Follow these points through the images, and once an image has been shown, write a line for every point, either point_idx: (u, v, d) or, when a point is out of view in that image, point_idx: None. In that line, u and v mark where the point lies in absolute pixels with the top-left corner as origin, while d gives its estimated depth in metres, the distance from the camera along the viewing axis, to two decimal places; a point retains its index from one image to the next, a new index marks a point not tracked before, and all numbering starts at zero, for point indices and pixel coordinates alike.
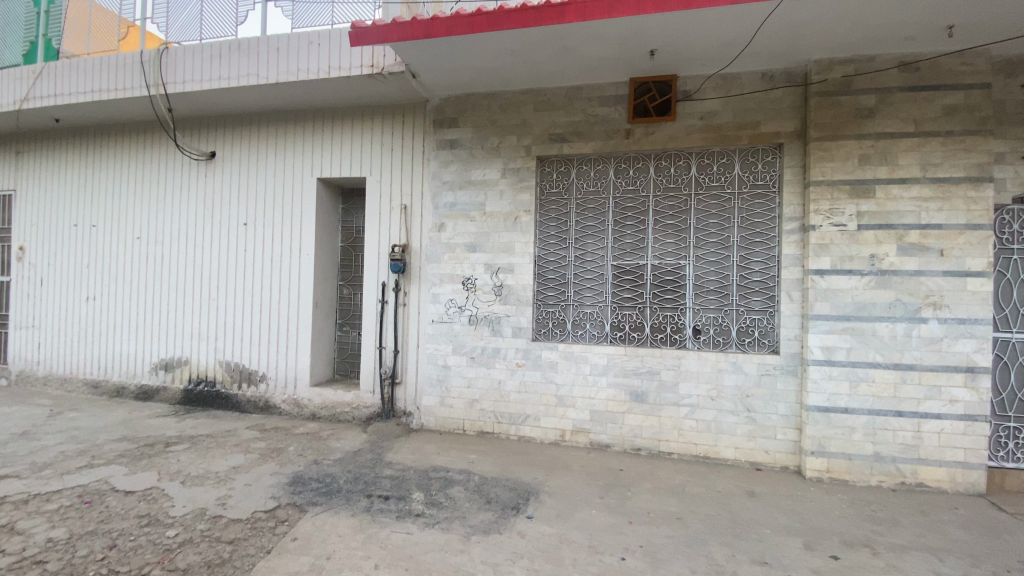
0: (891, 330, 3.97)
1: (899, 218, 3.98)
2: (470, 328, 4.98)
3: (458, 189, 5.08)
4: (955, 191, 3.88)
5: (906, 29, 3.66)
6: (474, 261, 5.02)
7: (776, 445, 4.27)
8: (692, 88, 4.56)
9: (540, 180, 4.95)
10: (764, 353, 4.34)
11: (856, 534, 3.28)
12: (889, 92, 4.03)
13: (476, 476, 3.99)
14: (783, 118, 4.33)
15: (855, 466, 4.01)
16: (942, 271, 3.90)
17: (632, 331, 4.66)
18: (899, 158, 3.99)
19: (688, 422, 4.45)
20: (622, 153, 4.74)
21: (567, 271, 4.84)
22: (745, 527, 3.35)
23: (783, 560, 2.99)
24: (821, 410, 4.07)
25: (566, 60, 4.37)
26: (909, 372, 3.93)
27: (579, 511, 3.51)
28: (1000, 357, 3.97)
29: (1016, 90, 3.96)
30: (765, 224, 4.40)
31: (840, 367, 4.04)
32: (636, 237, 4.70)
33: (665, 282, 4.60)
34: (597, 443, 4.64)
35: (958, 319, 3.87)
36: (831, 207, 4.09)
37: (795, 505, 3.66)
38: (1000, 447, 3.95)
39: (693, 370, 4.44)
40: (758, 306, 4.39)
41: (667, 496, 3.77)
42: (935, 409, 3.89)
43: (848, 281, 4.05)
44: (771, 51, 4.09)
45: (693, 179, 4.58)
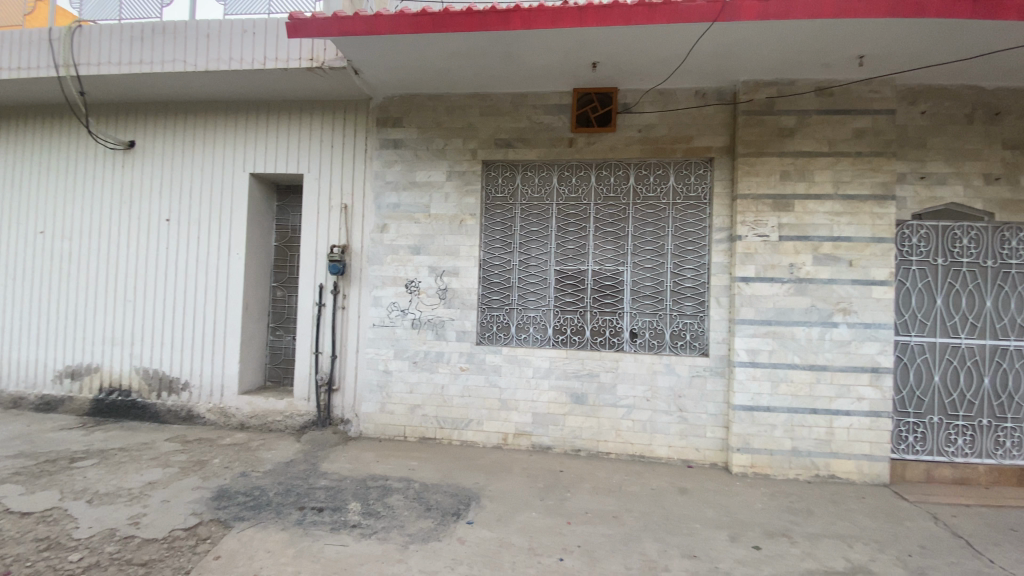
0: (807, 333, 4.29)
1: (814, 230, 4.31)
2: (412, 332, 4.90)
3: (401, 190, 4.99)
4: (862, 207, 4.26)
5: (821, 57, 3.98)
6: (418, 264, 4.94)
7: (706, 443, 4.50)
8: (632, 101, 4.73)
9: (485, 184, 4.95)
10: (694, 355, 4.56)
11: (777, 525, 3.51)
12: (807, 114, 4.36)
13: (417, 483, 3.92)
14: (714, 134, 4.58)
15: (776, 460, 4.29)
16: (850, 280, 4.26)
17: (574, 334, 4.75)
18: (815, 175, 4.32)
19: (625, 422, 4.59)
20: (565, 160, 4.83)
21: (511, 275, 4.87)
22: (677, 523, 3.50)
23: (711, 553, 3.14)
24: (745, 409, 4.33)
25: (511, 67, 4.42)
26: (822, 372, 4.26)
27: (520, 514, 3.53)
28: (900, 358, 4.38)
29: (915, 117, 4.40)
30: (697, 234, 4.63)
31: (763, 368, 4.32)
32: (577, 243, 4.81)
33: (604, 287, 4.74)
34: (539, 446, 4.69)
35: (864, 324, 4.24)
36: (756, 218, 4.36)
37: (723, 500, 3.87)
38: (901, 440, 4.35)
39: (630, 373, 4.59)
40: (690, 311, 4.61)
41: (605, 495, 3.87)
42: (845, 406, 4.23)
43: (770, 288, 4.34)
44: (703, 70, 4.32)
45: (632, 189, 4.75)
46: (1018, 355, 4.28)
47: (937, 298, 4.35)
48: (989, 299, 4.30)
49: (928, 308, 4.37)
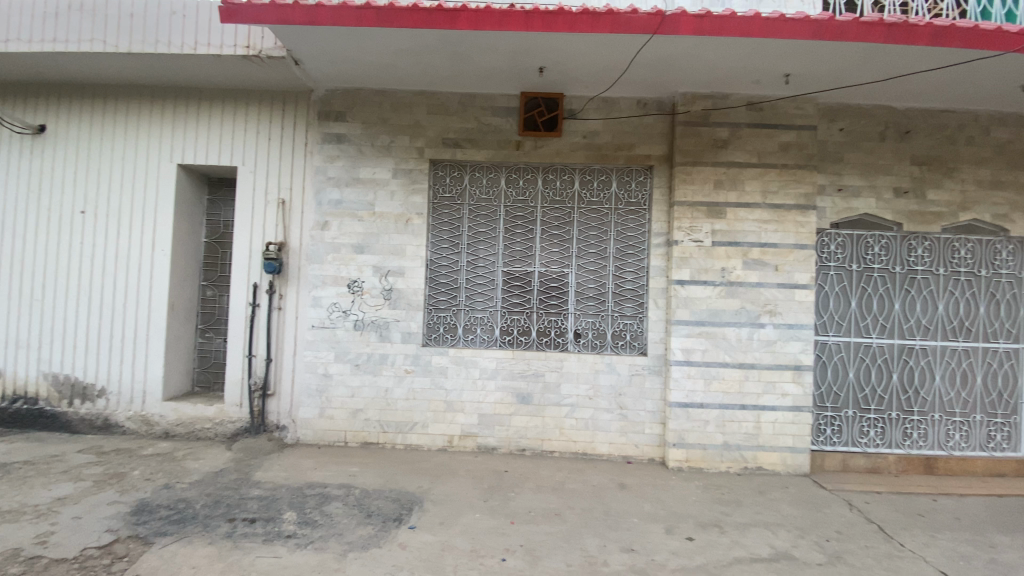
0: (737, 333, 4.54)
1: (744, 237, 4.57)
2: (354, 334, 4.77)
3: (344, 186, 4.84)
4: (787, 216, 4.56)
5: (752, 74, 4.23)
6: (361, 263, 4.81)
7: (645, 439, 4.66)
8: (577, 106, 4.83)
9: (431, 183, 4.89)
10: (634, 354, 4.72)
11: (709, 516, 3.69)
12: (739, 127, 4.61)
13: (357, 490, 3.82)
14: (654, 143, 4.77)
15: (709, 454, 4.51)
16: (776, 284, 4.55)
17: (520, 335, 4.79)
18: (746, 185, 4.58)
19: (569, 421, 4.68)
20: (512, 162, 4.86)
21: (459, 276, 4.84)
22: (617, 518, 3.60)
23: (648, 546, 3.26)
24: (681, 406, 4.52)
25: (459, 66, 4.39)
26: (751, 370, 4.52)
27: (463, 516, 3.52)
28: (819, 356, 4.73)
29: (834, 134, 4.76)
30: (637, 238, 4.79)
31: (697, 366, 4.53)
32: (524, 244, 4.85)
33: (550, 289, 4.80)
34: (484, 447, 4.70)
35: (787, 324, 4.54)
36: (691, 224, 4.58)
37: (659, 494, 4.02)
38: (821, 432, 4.70)
39: (574, 372, 4.68)
40: (630, 312, 4.76)
41: (548, 494, 3.93)
42: (771, 402, 4.51)
43: (704, 291, 4.56)
44: (645, 80, 4.47)
45: (577, 193, 4.85)
46: (920, 353, 4.71)
47: (852, 301, 4.72)
48: (897, 302, 4.71)
49: (844, 310, 4.73)
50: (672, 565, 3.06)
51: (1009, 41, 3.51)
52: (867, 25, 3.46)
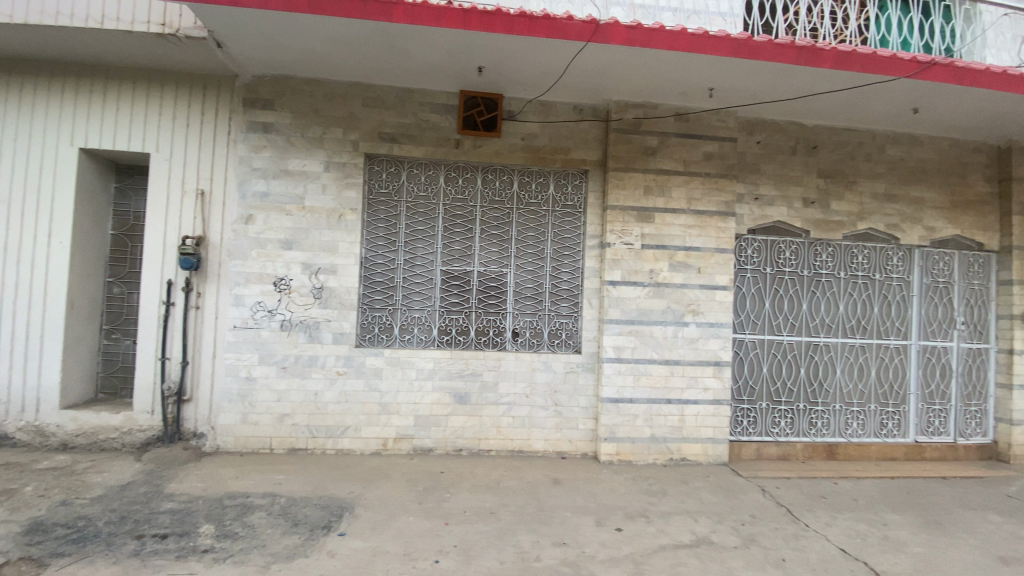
0: (664, 332, 4.77)
1: (671, 240, 4.81)
2: (282, 335, 4.56)
3: (271, 179, 4.60)
4: (710, 222, 4.86)
5: (680, 86, 4.45)
6: (289, 260, 4.60)
7: (578, 434, 4.80)
8: (516, 108, 4.87)
9: (367, 179, 4.76)
10: (569, 352, 4.84)
11: (636, 507, 3.86)
12: (668, 136, 4.84)
13: (283, 498, 3.66)
14: (588, 148, 4.91)
15: (637, 447, 4.71)
16: (699, 285, 4.83)
17: (459, 334, 4.77)
18: (673, 191, 4.82)
19: (505, 420, 4.73)
20: (450, 161, 4.82)
21: (395, 275, 4.74)
22: (549, 513, 3.68)
23: (578, 538, 3.36)
24: (612, 401, 4.69)
25: (395, 60, 4.29)
26: (676, 366, 4.77)
27: (395, 520, 3.46)
28: (737, 353, 5.07)
29: (753, 146, 5.10)
30: (573, 239, 4.91)
31: (627, 363, 4.72)
32: (463, 243, 4.83)
33: (488, 288, 4.82)
34: (419, 448, 4.65)
35: (709, 323, 4.84)
36: (623, 227, 4.76)
37: (590, 487, 4.16)
38: (738, 424, 5.05)
39: (511, 371, 4.73)
40: (566, 311, 4.87)
41: (483, 492, 3.95)
42: (694, 396, 4.79)
43: (634, 291, 4.75)
44: (581, 86, 4.59)
45: (515, 193, 4.89)
46: (824, 349, 5.16)
47: (766, 301, 5.10)
48: (805, 303, 5.14)
49: (759, 310, 5.10)
50: (601, 555, 3.17)
51: (899, 69, 3.91)
52: (780, 46, 3.74)
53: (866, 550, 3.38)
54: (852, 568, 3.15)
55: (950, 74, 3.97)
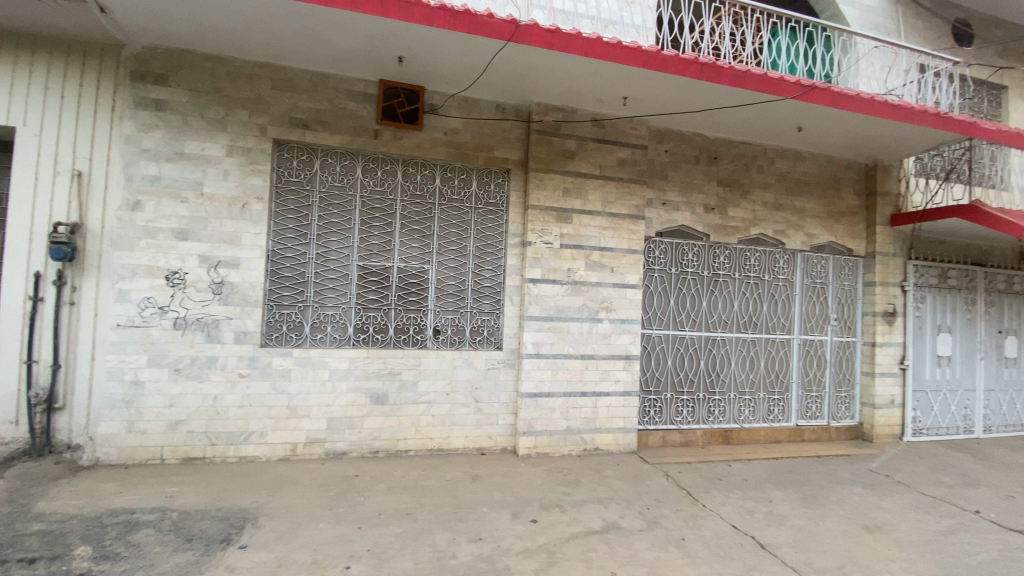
0: (580, 328, 4.96)
1: (587, 240, 5.00)
2: (176, 334, 4.17)
3: (164, 162, 4.18)
4: (622, 224, 5.12)
5: (597, 93, 4.62)
6: (185, 252, 4.21)
7: (498, 430, 4.86)
8: (438, 102, 4.79)
9: (275, 167, 4.46)
10: (490, 349, 4.87)
11: (552, 498, 3.98)
12: (586, 140, 5.03)
13: (175, 512, 3.36)
14: (510, 147, 4.97)
15: (554, 440, 4.86)
16: (612, 283, 5.08)
17: (376, 333, 4.63)
18: (589, 194, 5.02)
19: (424, 418, 4.67)
20: (368, 152, 4.65)
21: (307, 270, 4.50)
22: (467, 510, 3.70)
23: (494, 533, 3.40)
24: (531, 396, 4.80)
25: (309, 43, 4.06)
26: (591, 360, 4.98)
27: (304, 528, 3.30)
28: (646, 347, 5.40)
29: (662, 154, 5.44)
30: (496, 237, 4.94)
31: (546, 358, 4.84)
32: (382, 238, 4.68)
33: (409, 285, 4.72)
34: (332, 452, 4.47)
35: (621, 319, 5.10)
36: (543, 227, 4.87)
37: (507, 481, 4.23)
38: (646, 414, 5.38)
39: (430, 369, 4.68)
40: (488, 308, 4.90)
41: (399, 493, 3.88)
42: (608, 388, 5.03)
43: (553, 289, 4.89)
44: (503, 85, 4.62)
45: (437, 189, 4.82)
46: (722, 343, 5.63)
47: (672, 299, 5.47)
48: (705, 301, 5.58)
49: (666, 307, 5.47)
50: (516, 548, 3.22)
51: (786, 89, 4.34)
52: (686, 62, 4.00)
53: (754, 525, 3.74)
54: (741, 542, 3.47)
55: (827, 97, 4.48)
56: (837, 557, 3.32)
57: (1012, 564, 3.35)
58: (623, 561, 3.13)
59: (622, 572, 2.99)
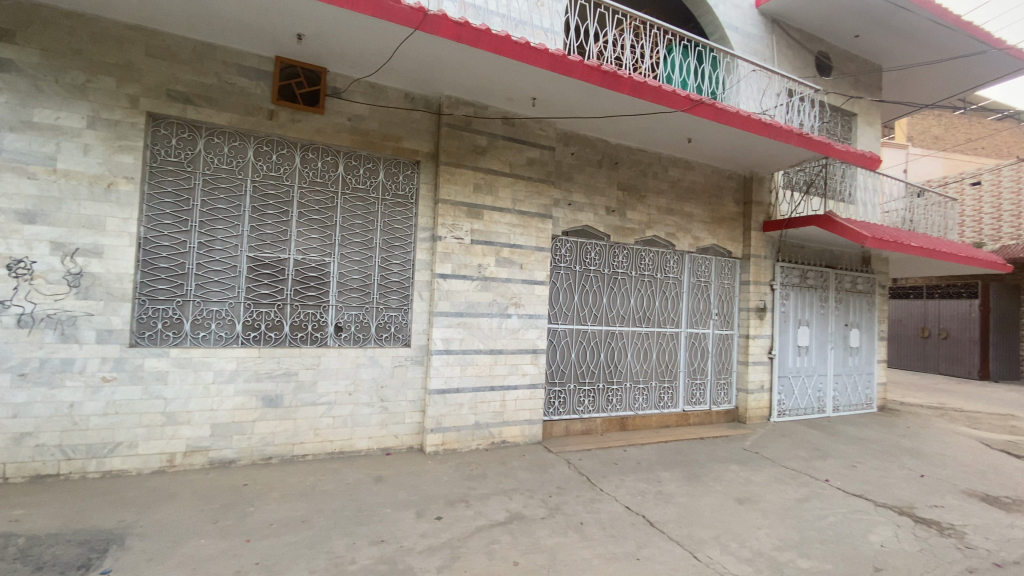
0: (489, 323, 5.00)
1: (497, 237, 5.05)
2: (20, 334, 3.57)
3: (4, 131, 3.54)
4: (531, 222, 5.24)
5: (507, 90, 4.67)
6: (32, 237, 3.61)
7: (404, 428, 4.76)
8: (342, 86, 4.55)
9: (149, 144, 3.97)
10: (397, 346, 4.75)
11: (457, 493, 3.98)
12: (496, 137, 5.06)
13: (19, 540, 2.88)
14: (420, 139, 4.86)
15: (462, 435, 4.87)
16: (521, 279, 5.18)
17: (269, 330, 4.31)
18: (500, 191, 5.07)
19: (324, 420, 4.44)
20: (262, 133, 4.30)
21: (187, 260, 4.07)
22: (368, 512, 3.58)
23: (397, 533, 3.32)
24: (439, 392, 4.75)
25: (192, 8, 3.64)
26: (499, 355, 5.05)
27: (181, 546, 2.99)
28: (552, 342, 5.58)
29: (568, 156, 5.64)
30: (403, 231, 4.82)
31: (455, 354, 4.82)
32: (276, 228, 4.36)
33: (308, 279, 4.45)
34: (218, 461, 4.10)
35: (529, 315, 5.22)
36: (453, 222, 4.83)
37: (412, 480, 4.17)
38: (551, 405, 5.58)
39: (331, 368, 4.46)
40: (395, 304, 4.77)
41: (294, 501, 3.66)
42: (515, 381, 5.14)
43: (462, 284, 4.87)
44: (411, 75, 4.50)
45: (340, 177, 4.58)
46: (621, 336, 6.00)
47: (576, 295, 5.72)
48: (606, 296, 5.90)
49: (570, 303, 5.70)
50: (419, 546, 3.18)
51: (678, 102, 4.69)
52: (590, 68, 4.17)
53: (645, 505, 4.03)
54: (633, 522, 3.73)
55: (712, 113, 4.91)
56: (715, 528, 3.69)
57: (849, 522, 3.94)
58: (525, 549, 3.22)
59: (524, 560, 3.08)
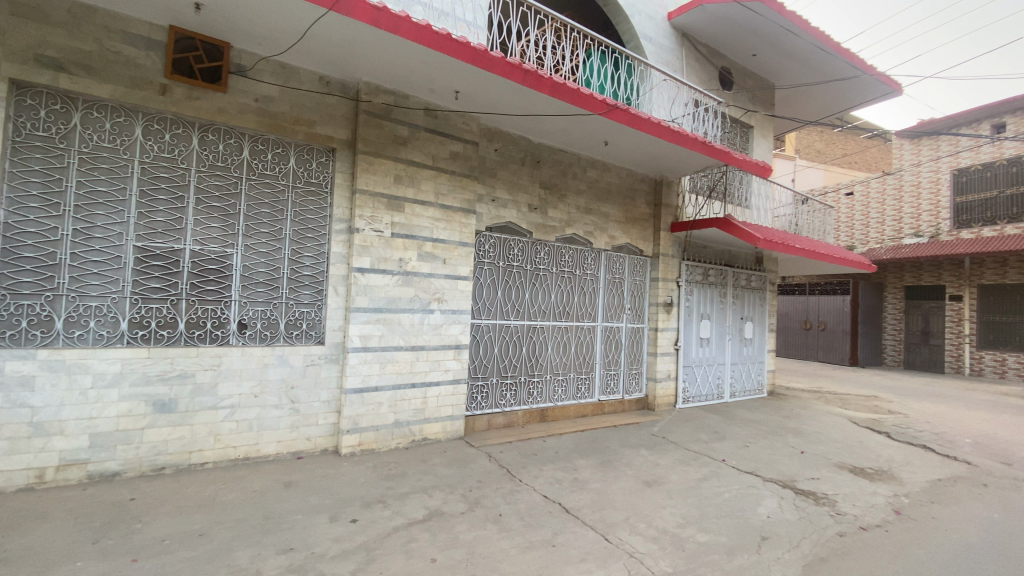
0: (410, 319, 4.90)
1: (419, 231, 4.97)
2: None
3: None
4: (454, 216, 5.21)
5: (428, 81, 4.58)
6: None
7: (317, 431, 4.55)
8: (247, 63, 4.21)
9: (11, 114, 3.45)
10: (310, 344, 4.52)
11: (374, 494, 3.87)
12: (417, 128, 4.96)
13: None
14: (335, 126, 4.64)
15: (380, 435, 4.74)
16: (444, 274, 5.13)
17: (161, 329, 3.92)
18: (421, 183, 4.98)
19: (226, 425, 4.12)
20: (153, 110, 3.88)
21: (59, 249, 3.59)
22: (276, 520, 3.38)
23: (307, 540, 3.16)
24: (356, 391, 4.58)
25: None
26: (421, 351, 4.97)
27: (51, 571, 2.64)
28: (475, 337, 5.59)
29: (491, 152, 5.66)
30: (316, 222, 4.58)
31: (373, 351, 4.67)
32: (169, 215, 3.97)
33: (206, 271, 4.10)
34: (99, 474, 3.67)
35: (451, 310, 5.19)
36: (371, 214, 4.66)
37: (326, 483, 3.99)
38: (473, 400, 5.59)
39: (235, 368, 4.15)
40: (307, 299, 4.53)
41: (191, 513, 3.36)
42: (437, 377, 5.10)
43: (382, 279, 4.72)
44: (326, 57, 4.27)
45: (245, 162, 4.26)
46: (542, 330, 6.14)
47: (499, 290, 5.77)
48: (528, 291, 6.02)
49: (493, 298, 5.74)
50: (332, 551, 3.05)
51: (595, 105, 4.87)
52: (510, 64, 4.21)
53: (562, 493, 4.18)
54: (550, 510, 3.85)
55: (627, 117, 5.16)
56: (625, 511, 3.91)
57: (742, 497, 4.35)
58: (443, 545, 3.21)
59: (442, 556, 3.07)
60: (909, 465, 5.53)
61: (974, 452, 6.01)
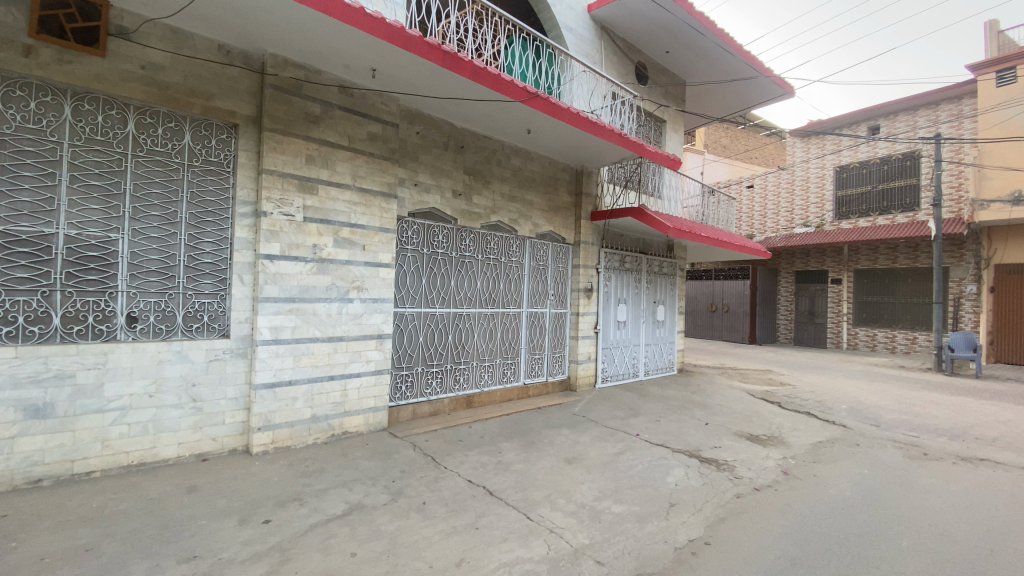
0: (327, 309, 4.69)
1: (335, 215, 4.74)
2: None
3: None
4: (374, 201, 5.03)
5: (341, 56, 4.33)
6: None
7: (224, 430, 4.24)
8: (130, 25, 3.75)
9: None
10: (213, 337, 4.18)
11: (290, 493, 3.70)
12: (330, 106, 4.70)
13: None
14: (238, 100, 4.28)
15: (295, 431, 4.52)
16: (363, 262, 4.96)
17: (31, 324, 3.45)
18: (337, 165, 4.74)
19: (116, 429, 3.73)
20: (14, 74, 3.38)
21: None
22: (177, 528, 3.13)
23: (213, 546, 2.96)
24: (267, 387, 4.32)
25: None
26: (339, 343, 4.79)
27: None
28: (398, 326, 5.47)
29: (413, 135, 5.51)
30: (217, 204, 4.22)
31: (285, 344, 4.42)
32: (36, 195, 3.48)
33: (86, 258, 3.65)
34: None
35: (372, 299, 5.04)
36: (281, 196, 4.38)
37: (235, 485, 3.75)
38: (398, 390, 5.49)
39: (123, 367, 3.74)
40: (208, 289, 4.18)
41: (76, 528, 3.02)
42: (356, 368, 4.94)
43: (294, 267, 4.47)
44: (226, 24, 3.92)
45: (130, 137, 3.81)
46: (468, 318, 6.15)
47: (423, 279, 5.68)
48: (453, 278, 5.98)
49: (417, 286, 5.64)
50: (241, 556, 2.88)
51: (515, 93, 4.89)
52: (428, 46, 4.10)
53: (485, 476, 4.24)
54: (473, 494, 3.90)
55: (547, 106, 5.25)
56: (546, 488, 4.06)
57: (654, 468, 4.68)
58: (363, 539, 3.14)
59: (362, 550, 3.00)
60: (796, 430, 6.22)
61: (848, 416, 6.88)
